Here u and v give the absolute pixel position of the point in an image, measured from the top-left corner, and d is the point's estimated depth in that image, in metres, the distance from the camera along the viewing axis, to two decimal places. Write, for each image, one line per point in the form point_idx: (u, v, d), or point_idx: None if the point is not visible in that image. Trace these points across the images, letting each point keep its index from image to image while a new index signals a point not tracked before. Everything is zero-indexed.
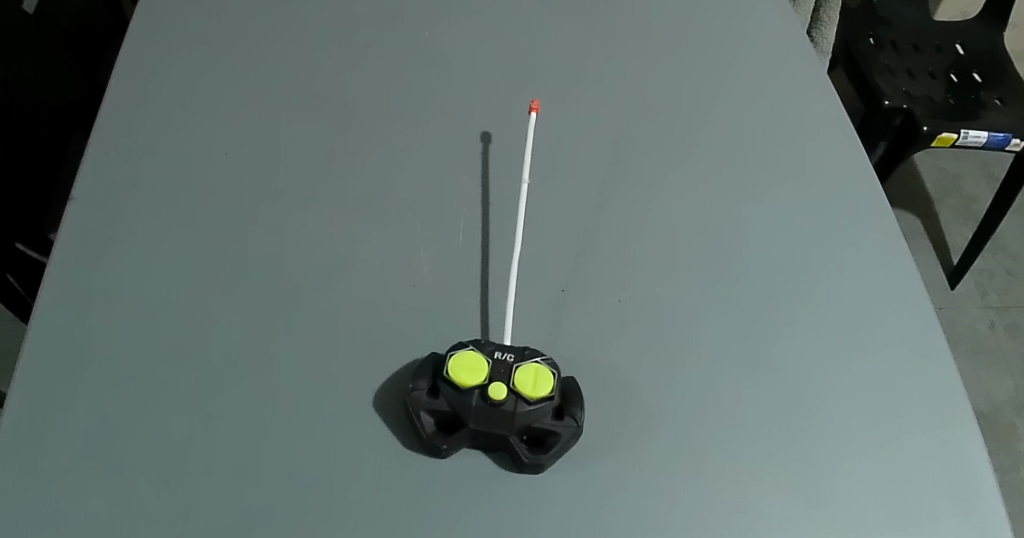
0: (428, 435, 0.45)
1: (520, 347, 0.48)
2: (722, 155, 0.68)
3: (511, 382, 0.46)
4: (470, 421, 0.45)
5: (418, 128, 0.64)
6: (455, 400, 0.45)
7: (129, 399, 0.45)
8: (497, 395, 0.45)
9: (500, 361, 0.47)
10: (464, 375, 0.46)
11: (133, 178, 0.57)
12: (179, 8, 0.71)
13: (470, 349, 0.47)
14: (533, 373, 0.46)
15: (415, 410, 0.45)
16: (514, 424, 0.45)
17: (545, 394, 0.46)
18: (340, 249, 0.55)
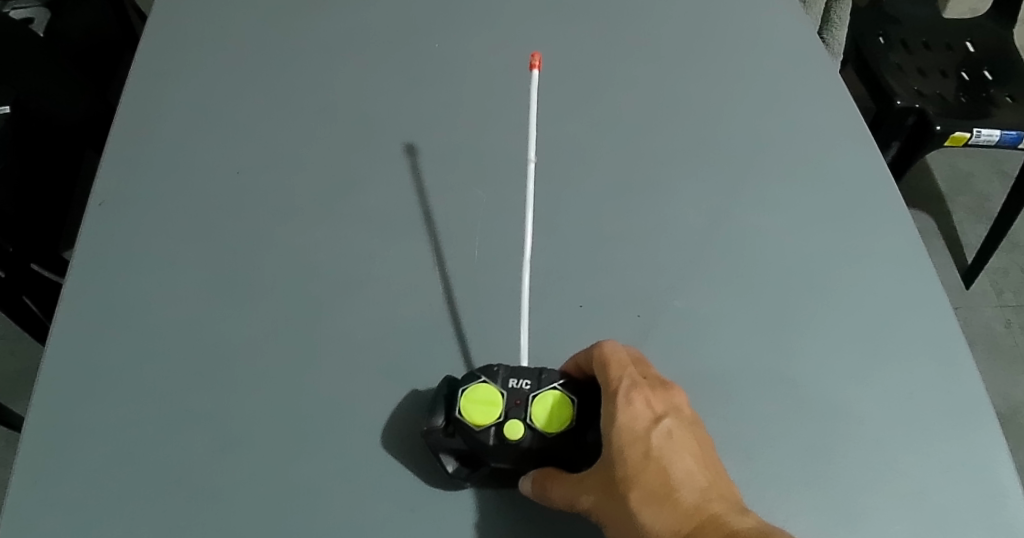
0: (454, 474, 0.49)
1: (536, 371, 0.50)
2: (738, 163, 0.68)
3: (527, 419, 0.48)
4: (492, 460, 0.48)
5: (432, 147, 0.67)
6: (472, 440, 0.48)
7: (181, 408, 0.51)
8: (515, 435, 0.48)
9: (517, 392, 0.49)
10: (478, 415, 0.48)
11: (166, 202, 0.62)
12: (199, 29, 0.76)
13: (483, 382, 0.49)
14: (550, 406, 0.48)
15: (437, 452, 0.49)
16: (535, 461, 0.48)
17: (562, 428, 0.48)
18: (358, 269, 0.59)
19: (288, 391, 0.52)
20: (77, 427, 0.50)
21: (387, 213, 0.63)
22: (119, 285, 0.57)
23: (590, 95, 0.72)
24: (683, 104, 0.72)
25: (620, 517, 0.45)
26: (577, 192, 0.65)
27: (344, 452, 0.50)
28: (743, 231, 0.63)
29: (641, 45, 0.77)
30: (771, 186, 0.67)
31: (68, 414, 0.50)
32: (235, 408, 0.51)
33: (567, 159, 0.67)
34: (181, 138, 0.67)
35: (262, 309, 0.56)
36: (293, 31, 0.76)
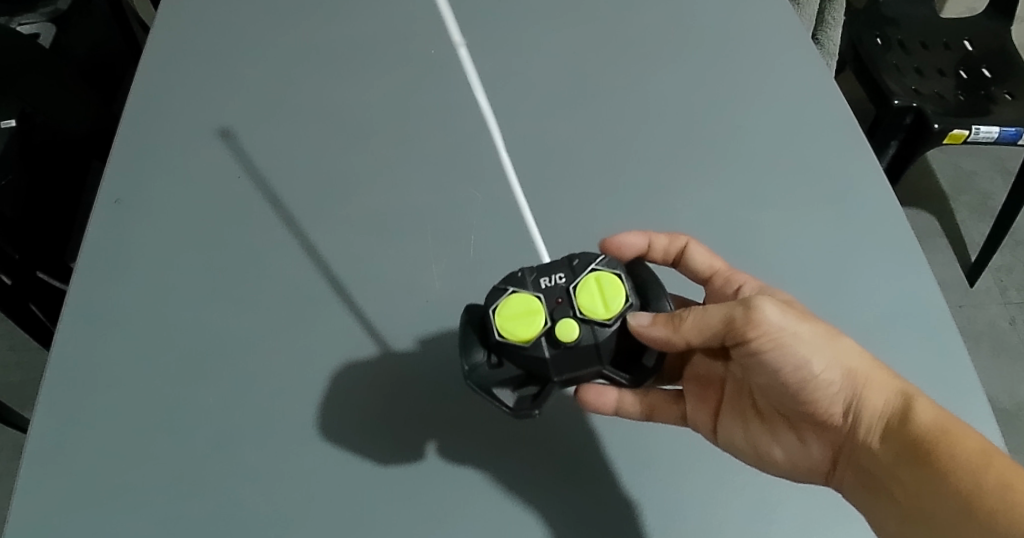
0: (516, 407, 0.48)
1: (566, 261, 0.49)
2: (729, 159, 0.69)
3: (577, 310, 0.47)
4: (553, 373, 0.47)
5: (427, 148, 0.69)
6: (527, 359, 0.47)
7: (192, 407, 0.54)
8: (572, 334, 0.46)
9: (555, 290, 0.48)
10: (523, 331, 0.46)
11: (172, 211, 0.64)
12: (197, 36, 0.77)
13: (514, 293, 0.48)
14: (597, 291, 0.47)
15: (490, 388, 0.47)
16: (601, 357, 0.47)
17: (619, 309, 0.47)
18: (356, 269, 0.61)
19: (292, 391, 0.55)
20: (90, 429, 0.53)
21: (384, 216, 0.64)
22: (132, 292, 0.60)
23: (583, 96, 0.73)
24: (673, 102, 0.73)
25: (823, 342, 0.50)
26: (570, 190, 0.66)
27: (344, 449, 0.52)
28: (733, 225, 0.64)
29: (633, 44, 0.78)
30: (762, 180, 0.67)
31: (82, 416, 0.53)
32: (242, 408, 0.54)
33: (561, 160, 0.68)
34: (183, 148, 0.68)
35: (267, 313, 0.59)
36: (289, 38, 0.77)
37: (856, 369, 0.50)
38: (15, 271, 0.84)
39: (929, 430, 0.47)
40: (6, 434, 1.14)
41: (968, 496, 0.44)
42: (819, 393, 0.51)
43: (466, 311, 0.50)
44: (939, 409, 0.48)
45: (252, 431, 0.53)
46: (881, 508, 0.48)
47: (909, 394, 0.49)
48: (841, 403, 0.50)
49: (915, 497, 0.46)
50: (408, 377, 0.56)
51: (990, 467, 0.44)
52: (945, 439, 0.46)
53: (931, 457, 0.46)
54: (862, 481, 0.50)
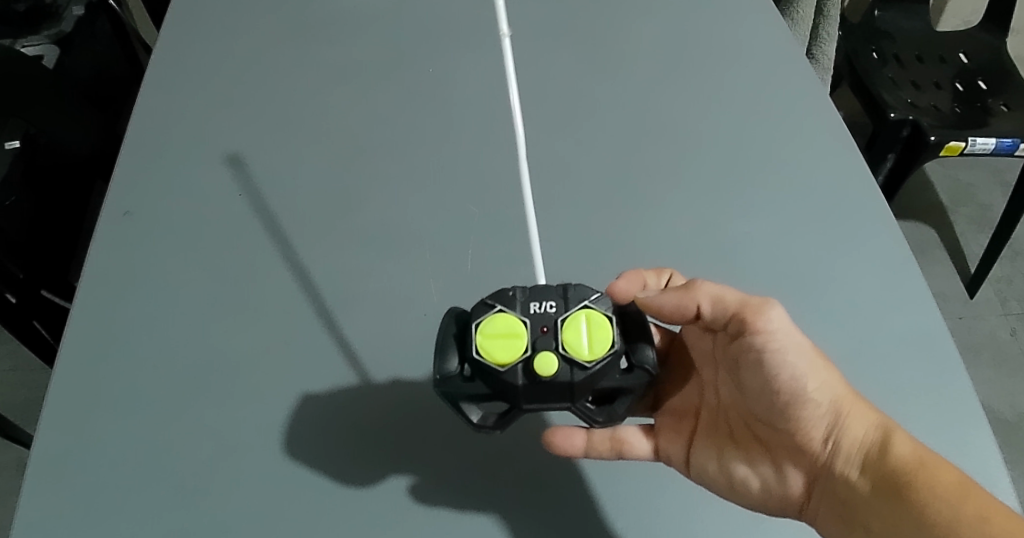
0: (480, 423, 0.47)
1: (562, 291, 0.48)
2: (722, 174, 0.70)
3: (560, 346, 0.46)
4: (522, 401, 0.46)
5: (424, 165, 0.70)
6: (499, 383, 0.46)
7: (191, 422, 0.55)
8: (549, 368, 0.45)
9: (543, 318, 0.47)
10: (500, 353, 0.46)
11: (171, 227, 0.65)
12: (197, 55, 0.78)
13: (501, 313, 0.47)
14: (585, 330, 0.47)
15: (458, 401, 0.47)
16: (573, 396, 0.46)
17: (602, 353, 0.46)
18: (353, 284, 0.62)
19: (291, 406, 0.55)
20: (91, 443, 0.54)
21: (383, 233, 0.65)
22: (132, 309, 0.60)
23: (579, 113, 0.74)
24: (669, 119, 0.74)
25: (817, 362, 0.49)
26: (565, 205, 0.67)
27: (343, 464, 0.53)
28: (727, 239, 0.65)
29: (629, 60, 0.79)
30: (755, 193, 0.68)
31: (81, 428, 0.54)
32: (242, 423, 0.54)
33: (558, 177, 0.69)
34: (183, 167, 0.69)
35: (266, 328, 0.59)
36: (289, 58, 0.78)
37: (842, 397, 0.50)
38: (18, 289, 0.85)
39: (909, 463, 0.47)
40: (10, 452, 1.14)
41: (948, 528, 0.45)
42: (804, 415, 0.50)
43: (448, 315, 0.49)
44: (918, 444, 0.48)
45: (252, 446, 0.54)
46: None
47: (890, 428, 0.49)
48: (822, 431, 0.50)
49: (892, 528, 0.47)
50: (406, 392, 0.56)
51: (969, 501, 0.45)
52: (924, 473, 0.47)
53: (909, 490, 0.47)
54: (838, 511, 0.50)
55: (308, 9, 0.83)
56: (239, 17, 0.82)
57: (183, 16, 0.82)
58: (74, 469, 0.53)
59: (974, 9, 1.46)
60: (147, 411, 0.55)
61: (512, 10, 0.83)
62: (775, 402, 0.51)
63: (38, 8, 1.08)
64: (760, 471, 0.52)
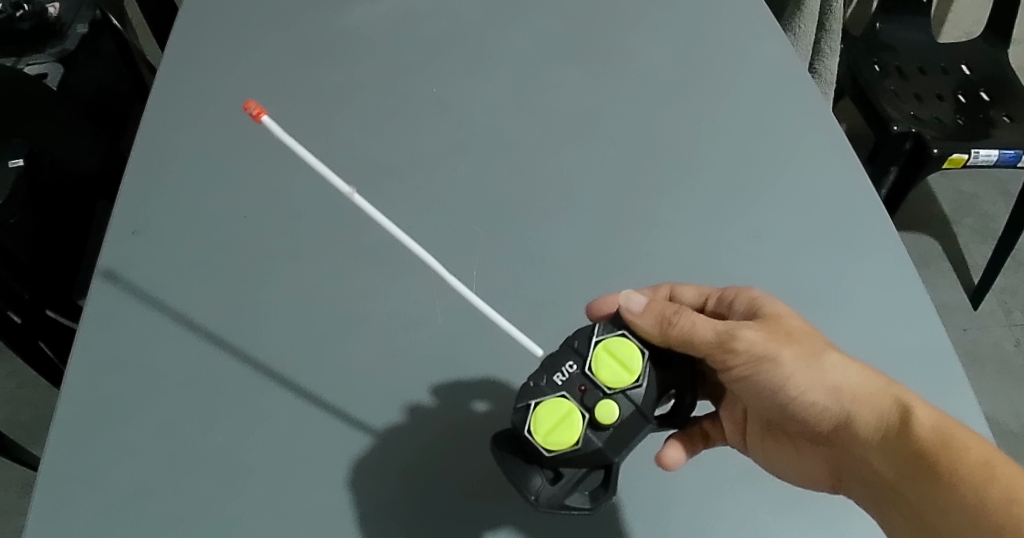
0: (594, 504, 0.47)
1: (570, 347, 0.49)
2: (726, 192, 0.70)
3: (604, 388, 0.47)
4: (613, 455, 0.46)
5: (428, 185, 0.70)
6: (584, 458, 0.46)
7: (197, 445, 0.55)
8: (613, 413, 0.46)
9: (574, 378, 0.48)
10: (568, 436, 0.46)
11: (174, 249, 0.65)
12: (199, 75, 0.78)
13: (539, 406, 0.47)
14: (612, 359, 0.48)
15: (562, 502, 0.47)
16: (647, 416, 0.47)
17: (640, 368, 0.48)
18: (358, 305, 0.62)
19: (296, 428, 0.55)
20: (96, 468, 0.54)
21: (388, 254, 0.65)
22: (137, 330, 0.60)
23: (582, 133, 0.74)
24: (673, 137, 0.74)
25: (805, 362, 0.51)
26: (569, 225, 0.67)
27: (349, 487, 0.53)
28: (731, 259, 0.65)
29: (632, 78, 0.79)
30: (759, 212, 0.68)
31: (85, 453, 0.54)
32: (249, 445, 0.55)
33: (562, 197, 0.69)
34: (187, 188, 0.69)
35: (271, 350, 0.59)
36: (292, 78, 0.78)
37: (844, 387, 0.50)
38: (23, 309, 0.85)
39: (931, 443, 0.47)
40: (13, 471, 1.14)
41: (977, 509, 0.44)
42: (817, 411, 0.52)
43: (497, 442, 0.49)
44: (939, 420, 0.48)
45: (258, 468, 0.54)
46: (886, 521, 0.49)
47: (907, 406, 0.49)
48: (833, 421, 0.51)
49: (922, 513, 0.47)
50: (412, 414, 0.56)
51: (996, 482, 0.44)
52: (946, 454, 0.46)
53: (933, 473, 0.46)
54: (867, 494, 0.50)
55: (310, 27, 0.83)
56: (242, 36, 0.82)
57: (186, 35, 0.82)
58: (79, 495, 0.53)
59: (975, 20, 1.46)
60: (154, 434, 0.55)
61: (514, 29, 0.83)
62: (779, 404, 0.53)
63: (42, 27, 1.04)
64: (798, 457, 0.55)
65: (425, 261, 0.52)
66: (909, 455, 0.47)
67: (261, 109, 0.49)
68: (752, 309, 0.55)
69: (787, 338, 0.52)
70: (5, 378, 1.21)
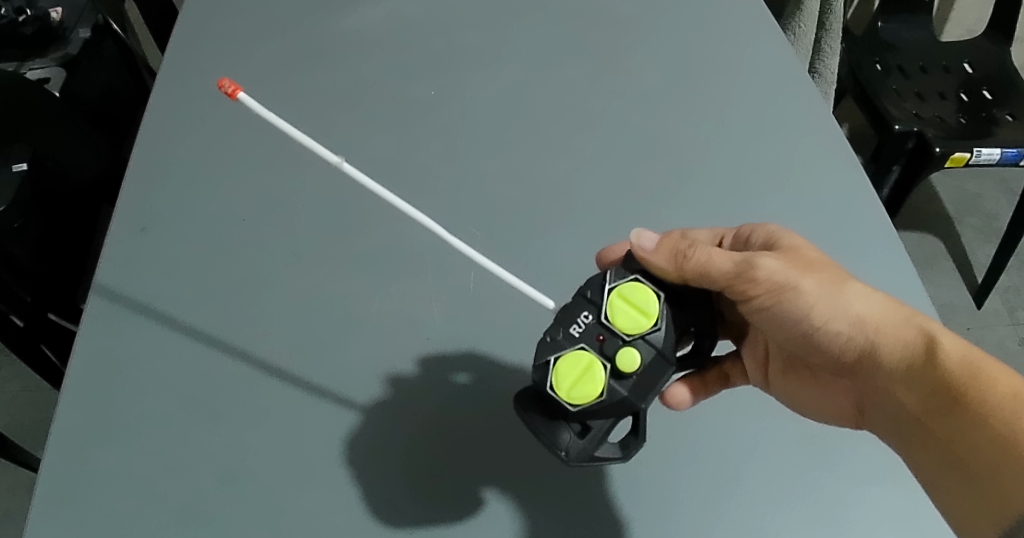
0: (625, 453, 0.47)
1: (582, 298, 0.50)
2: (723, 193, 0.70)
3: (623, 335, 0.47)
4: (640, 402, 0.46)
5: (426, 186, 0.70)
6: (610, 409, 0.46)
7: (194, 446, 0.55)
8: (635, 359, 0.46)
9: (591, 329, 0.48)
10: (592, 388, 0.46)
11: (173, 250, 0.65)
12: (197, 78, 0.78)
13: (559, 362, 0.47)
14: (627, 307, 0.48)
15: (591, 454, 0.47)
16: (669, 358, 0.47)
17: (657, 314, 0.48)
18: (356, 306, 0.62)
19: (297, 429, 0.55)
20: (93, 468, 0.54)
21: (388, 254, 0.65)
22: (137, 329, 0.60)
23: (581, 135, 0.74)
24: (671, 138, 0.74)
25: (827, 293, 0.52)
26: (568, 226, 0.67)
27: (346, 487, 0.53)
28: None
29: (630, 80, 0.79)
30: (757, 212, 0.68)
31: (83, 453, 0.54)
32: (247, 444, 0.55)
33: (561, 199, 0.69)
34: (186, 190, 0.69)
35: (270, 350, 0.59)
36: (292, 81, 0.79)
37: (867, 317, 0.51)
38: (26, 312, 0.86)
39: (958, 373, 0.47)
40: (18, 475, 1.15)
41: (1004, 441, 0.44)
42: (839, 344, 0.52)
43: (518, 400, 0.48)
44: (964, 348, 0.48)
45: (256, 469, 0.54)
46: (913, 451, 0.50)
47: (931, 335, 0.49)
48: (858, 352, 0.52)
49: (948, 440, 0.47)
50: (411, 415, 0.56)
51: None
52: (969, 382, 0.46)
53: (958, 401, 0.46)
54: (895, 424, 0.51)
55: (309, 31, 0.83)
56: (243, 39, 0.82)
57: (188, 38, 0.82)
58: (77, 495, 0.53)
59: (977, 18, 1.46)
60: (155, 432, 0.55)
61: (513, 32, 0.83)
62: (803, 335, 0.54)
63: (45, 31, 1.06)
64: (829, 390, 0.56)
65: (431, 229, 0.53)
66: (934, 383, 0.48)
67: (237, 87, 0.49)
68: (771, 243, 0.56)
69: (807, 269, 0.52)
70: (11, 380, 1.21)
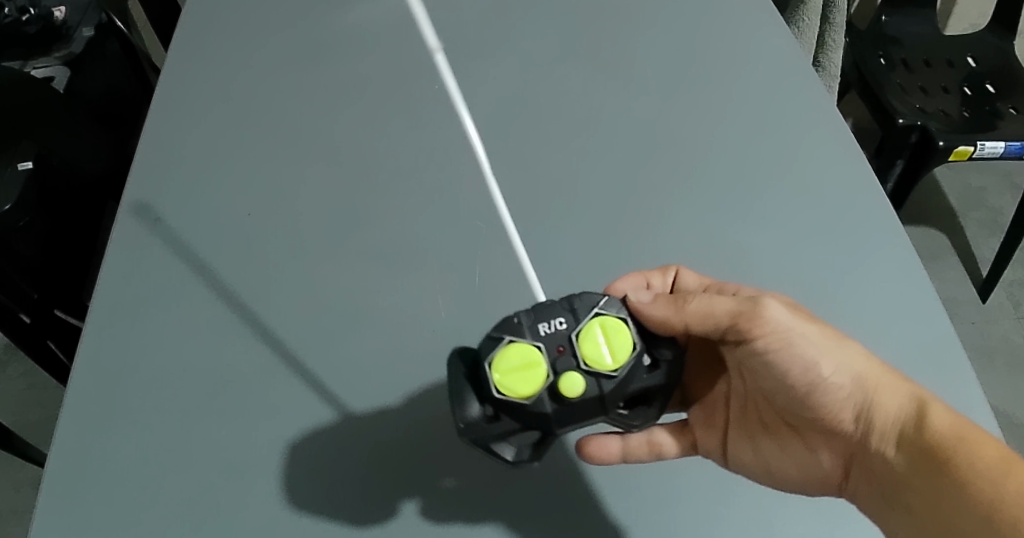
0: (516, 458, 0.48)
1: (568, 305, 0.47)
2: (727, 184, 0.70)
3: (581, 362, 0.45)
4: (555, 426, 0.46)
5: (430, 179, 0.70)
6: (527, 417, 0.45)
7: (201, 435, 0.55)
8: (577, 389, 0.45)
9: (556, 336, 0.46)
10: (522, 387, 0.44)
11: (179, 244, 0.66)
12: (203, 74, 0.79)
13: (509, 346, 0.45)
14: (601, 338, 0.46)
15: (489, 444, 0.47)
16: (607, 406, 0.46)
17: (624, 359, 0.46)
18: (362, 299, 0.62)
19: (304, 422, 0.56)
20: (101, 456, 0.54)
21: (393, 248, 0.65)
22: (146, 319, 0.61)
23: (585, 128, 0.74)
24: (675, 131, 0.74)
25: (829, 346, 0.52)
26: (572, 219, 0.67)
27: (351, 474, 0.54)
28: (733, 250, 0.66)
29: (634, 73, 0.79)
30: (761, 204, 0.69)
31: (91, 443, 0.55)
32: (255, 433, 0.55)
33: (565, 193, 0.69)
34: (192, 185, 0.70)
35: (277, 342, 0.60)
36: (298, 76, 0.79)
37: (865, 375, 0.52)
38: (32, 309, 0.88)
39: (947, 435, 0.48)
40: (25, 471, 1.15)
41: (990, 504, 0.45)
42: (830, 398, 0.52)
43: (456, 353, 0.48)
44: (954, 417, 0.49)
45: (263, 458, 0.54)
46: (897, 517, 0.50)
47: (924, 401, 0.50)
48: (851, 411, 0.52)
49: (935, 502, 0.48)
50: (418, 407, 0.57)
51: (1012, 476, 0.46)
52: (963, 448, 0.47)
53: (951, 467, 0.48)
54: (876, 489, 0.51)
55: (314, 25, 0.84)
56: (248, 34, 0.83)
57: (194, 33, 0.83)
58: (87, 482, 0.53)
59: (982, 12, 1.45)
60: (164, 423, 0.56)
61: (517, 26, 0.83)
62: (794, 388, 0.53)
63: (48, 30, 1.06)
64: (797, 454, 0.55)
65: None
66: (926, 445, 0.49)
67: None
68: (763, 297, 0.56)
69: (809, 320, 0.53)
70: (18, 378, 1.22)
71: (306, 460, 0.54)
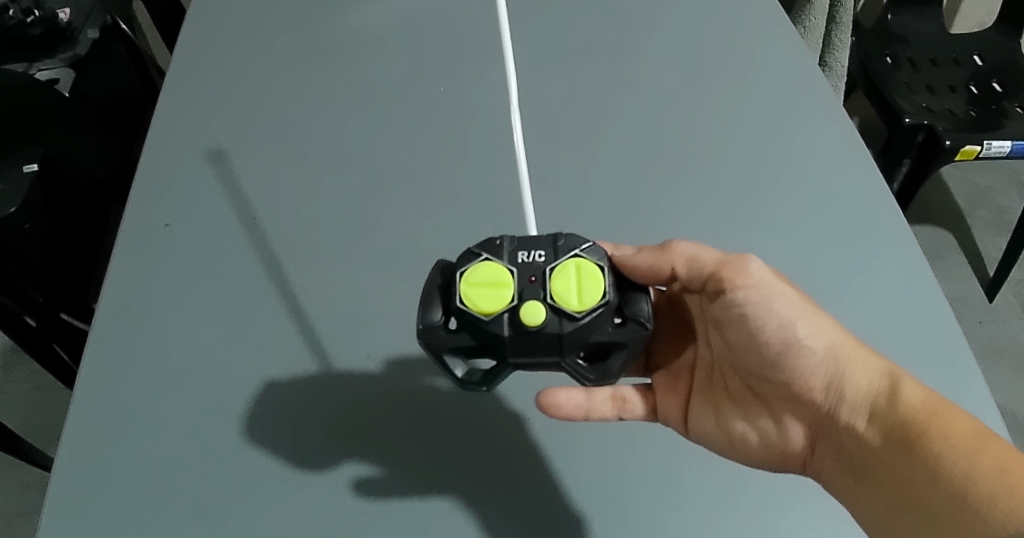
0: (464, 377, 0.46)
1: (551, 241, 0.47)
2: (735, 185, 0.70)
3: (548, 295, 0.44)
4: (509, 353, 0.45)
5: (437, 181, 0.70)
6: (482, 333, 0.45)
7: (204, 437, 0.55)
8: (537, 317, 0.43)
9: (530, 268, 0.45)
10: (484, 302, 0.44)
11: (184, 247, 0.66)
12: (210, 79, 0.79)
13: (485, 262, 0.45)
14: (574, 280, 0.45)
15: (439, 353, 0.46)
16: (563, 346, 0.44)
17: (591, 304, 0.44)
18: (369, 301, 0.62)
19: (309, 423, 0.55)
20: (106, 460, 0.54)
21: (400, 250, 0.65)
22: (152, 323, 0.61)
23: (591, 131, 0.74)
24: (682, 133, 0.74)
25: (806, 308, 0.50)
26: (578, 221, 0.67)
27: (355, 475, 0.53)
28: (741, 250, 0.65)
29: (641, 75, 0.79)
30: (770, 204, 0.68)
31: (96, 444, 0.55)
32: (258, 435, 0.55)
33: (572, 194, 0.69)
34: (198, 188, 0.70)
35: (282, 346, 0.59)
36: (304, 80, 0.79)
37: (838, 345, 0.50)
38: (38, 312, 0.87)
39: (922, 410, 0.47)
40: (31, 475, 1.15)
41: (963, 483, 0.43)
42: (802, 364, 0.50)
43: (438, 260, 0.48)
44: (927, 394, 0.47)
45: (267, 459, 0.54)
46: (867, 494, 0.48)
47: (897, 376, 0.49)
48: (821, 380, 0.50)
49: (909, 480, 0.46)
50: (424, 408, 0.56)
51: (987, 452, 0.44)
52: (936, 425, 0.46)
53: (924, 443, 0.46)
54: (844, 465, 0.49)
55: (318, 30, 0.84)
56: (255, 40, 0.83)
57: (201, 40, 0.83)
58: (90, 484, 0.53)
59: (988, 10, 1.45)
60: (169, 426, 0.55)
61: (523, 29, 0.84)
62: (766, 352, 0.50)
63: (54, 32, 1.08)
64: (760, 426, 0.53)
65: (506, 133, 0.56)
66: (901, 420, 0.47)
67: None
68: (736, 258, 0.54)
69: (785, 280, 0.51)
70: (24, 381, 1.22)
71: (311, 460, 0.54)
